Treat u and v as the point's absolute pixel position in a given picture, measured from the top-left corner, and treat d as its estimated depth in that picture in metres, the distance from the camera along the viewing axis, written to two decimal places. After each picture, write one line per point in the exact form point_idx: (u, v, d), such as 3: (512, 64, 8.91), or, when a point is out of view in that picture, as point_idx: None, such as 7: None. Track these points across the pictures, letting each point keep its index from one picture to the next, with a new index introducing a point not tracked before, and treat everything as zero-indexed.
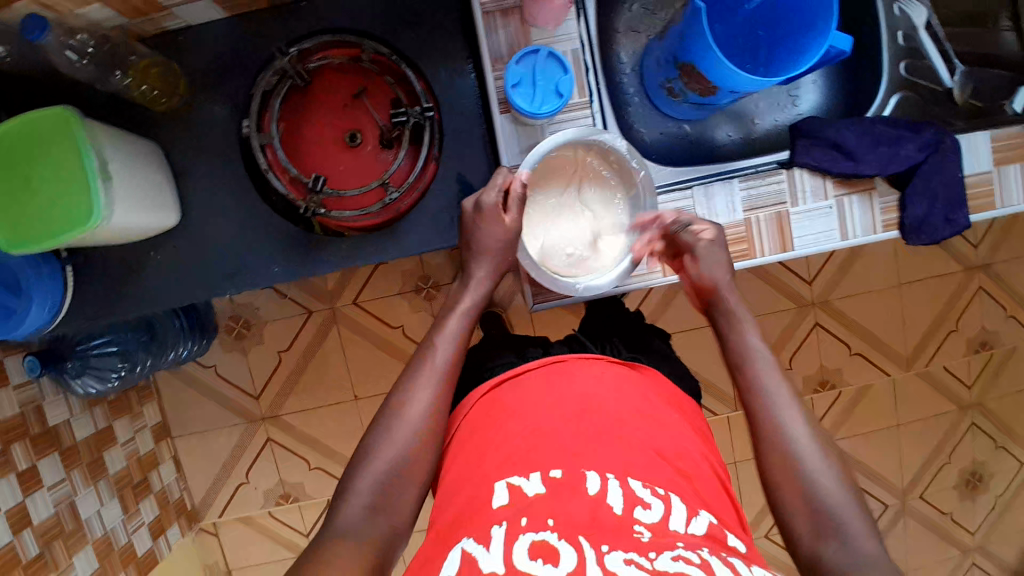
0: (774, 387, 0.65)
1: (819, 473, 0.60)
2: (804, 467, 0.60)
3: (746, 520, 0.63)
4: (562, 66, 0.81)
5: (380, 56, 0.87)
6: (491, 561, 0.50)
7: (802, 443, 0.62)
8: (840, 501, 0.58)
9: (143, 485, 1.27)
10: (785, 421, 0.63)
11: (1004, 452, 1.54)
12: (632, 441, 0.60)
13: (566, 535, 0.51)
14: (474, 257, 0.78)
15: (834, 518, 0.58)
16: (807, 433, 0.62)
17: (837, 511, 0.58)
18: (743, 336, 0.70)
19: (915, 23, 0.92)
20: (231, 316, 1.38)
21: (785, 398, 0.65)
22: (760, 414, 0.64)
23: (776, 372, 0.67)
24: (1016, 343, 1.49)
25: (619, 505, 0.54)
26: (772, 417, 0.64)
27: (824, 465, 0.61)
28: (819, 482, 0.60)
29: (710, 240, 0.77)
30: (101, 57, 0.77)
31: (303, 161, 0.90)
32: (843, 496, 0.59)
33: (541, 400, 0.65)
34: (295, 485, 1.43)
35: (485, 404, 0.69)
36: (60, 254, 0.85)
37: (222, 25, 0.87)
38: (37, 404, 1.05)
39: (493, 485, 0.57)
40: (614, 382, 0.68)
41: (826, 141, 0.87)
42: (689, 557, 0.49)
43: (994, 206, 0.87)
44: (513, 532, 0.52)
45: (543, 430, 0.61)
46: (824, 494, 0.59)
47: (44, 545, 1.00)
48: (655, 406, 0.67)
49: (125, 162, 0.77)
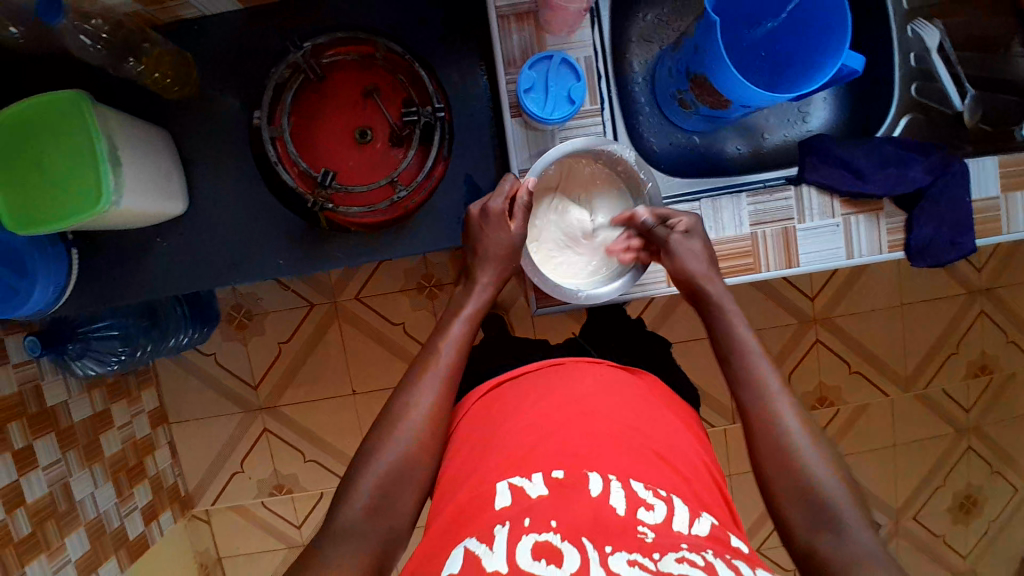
0: (767, 376, 0.66)
1: (814, 463, 0.60)
2: (800, 457, 0.61)
3: (740, 521, 0.63)
4: (575, 74, 0.81)
5: (393, 54, 0.88)
6: (494, 560, 0.49)
7: (796, 434, 0.62)
8: (835, 490, 0.59)
9: (137, 469, 1.27)
10: (778, 411, 0.63)
11: (1000, 477, 1.54)
12: (631, 443, 0.60)
13: (569, 537, 0.51)
14: (479, 262, 0.77)
15: (828, 507, 0.58)
16: (801, 424, 0.63)
17: (831, 502, 0.58)
18: (734, 327, 0.71)
19: (928, 46, 0.93)
20: (232, 306, 1.38)
21: (780, 386, 0.65)
22: (752, 406, 0.65)
23: (771, 365, 0.67)
24: (1016, 368, 1.49)
25: (621, 505, 0.54)
26: (767, 408, 0.64)
27: (820, 456, 0.61)
28: (814, 470, 0.60)
29: (683, 232, 0.77)
30: (114, 41, 0.78)
31: (313, 155, 0.90)
32: (837, 486, 0.59)
33: (541, 398, 0.65)
34: (289, 476, 1.43)
35: (483, 406, 0.69)
36: (67, 237, 0.85)
37: (237, 16, 0.87)
38: (36, 383, 1.05)
39: (496, 484, 0.57)
40: (614, 386, 0.68)
41: (834, 159, 0.87)
42: (694, 559, 0.49)
43: (1001, 231, 0.87)
44: (516, 532, 0.51)
45: (544, 429, 0.61)
46: (818, 485, 0.59)
47: (36, 524, 1.01)
48: (655, 410, 0.67)
49: (135, 149, 0.77)
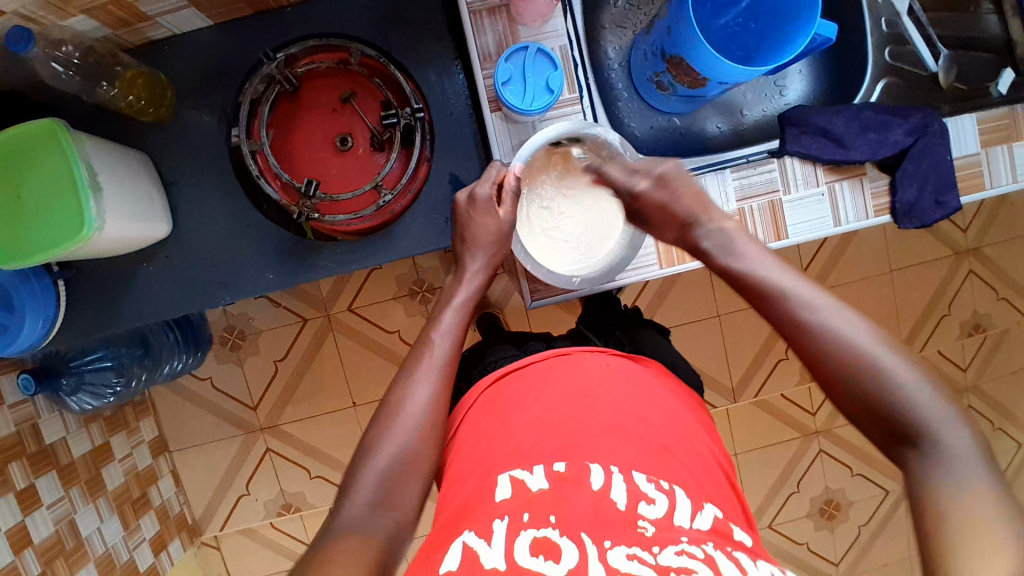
0: (800, 296, 0.60)
1: (875, 362, 0.54)
2: (871, 370, 0.54)
3: (751, 515, 0.63)
4: (552, 62, 0.80)
5: (368, 59, 0.88)
6: (492, 557, 0.49)
7: (860, 345, 0.55)
8: (917, 393, 0.52)
9: (142, 500, 1.26)
10: (814, 318, 0.58)
11: (1002, 433, 1.55)
12: (637, 435, 0.60)
13: (567, 532, 0.51)
14: (468, 249, 0.77)
15: (907, 407, 0.52)
16: (847, 324, 0.57)
17: (906, 400, 0.52)
18: (744, 255, 0.65)
19: (898, 10, 0.93)
20: (225, 327, 1.37)
21: (807, 290, 0.60)
22: (799, 333, 0.58)
23: (793, 274, 0.62)
24: (1009, 325, 1.51)
25: (622, 500, 0.54)
26: (812, 330, 0.57)
27: (894, 362, 0.54)
28: (891, 372, 0.53)
29: (655, 180, 0.75)
30: (86, 67, 0.77)
31: (294, 166, 0.90)
32: (915, 386, 0.53)
33: (557, 391, 0.65)
34: (296, 495, 1.42)
35: (488, 399, 0.68)
36: (52, 268, 0.84)
37: (207, 32, 0.86)
38: (33, 423, 1.04)
39: (496, 478, 0.58)
40: (619, 375, 0.68)
41: (813, 129, 0.88)
42: (693, 552, 0.49)
43: (984, 187, 0.88)
44: (515, 527, 0.52)
45: (559, 420, 0.61)
46: (894, 394, 0.53)
47: (45, 564, 0.99)
48: (660, 397, 0.67)
49: (115, 173, 0.76)
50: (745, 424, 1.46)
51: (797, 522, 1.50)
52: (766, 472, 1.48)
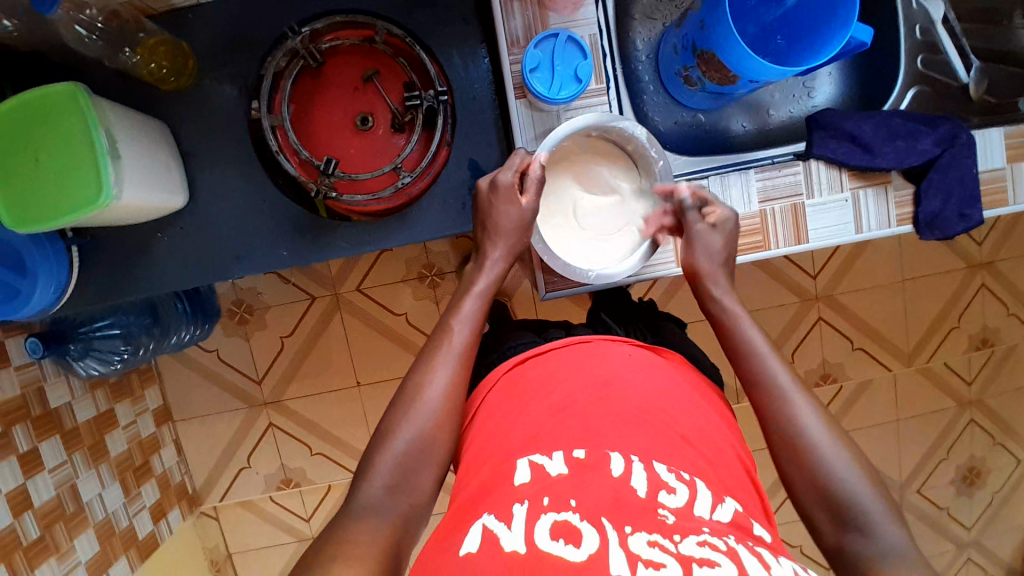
0: (780, 376, 0.65)
1: (832, 456, 0.60)
2: (819, 455, 0.60)
3: (770, 509, 0.63)
4: (581, 51, 0.79)
5: (393, 38, 0.87)
6: (512, 539, 0.49)
7: (818, 434, 0.61)
8: (858, 484, 0.58)
9: (143, 468, 1.27)
10: (792, 408, 0.63)
11: (1002, 448, 1.55)
12: (658, 422, 0.61)
13: (588, 517, 0.51)
14: (490, 238, 0.77)
15: (852, 504, 0.57)
16: (818, 422, 0.62)
17: (851, 496, 0.58)
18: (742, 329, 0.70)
19: (934, 17, 0.91)
20: (233, 301, 1.37)
21: (792, 383, 0.65)
22: (770, 408, 0.64)
23: (779, 361, 0.66)
24: (1017, 341, 1.50)
25: (642, 488, 0.54)
26: (783, 408, 0.63)
27: (840, 455, 0.60)
28: (838, 470, 0.59)
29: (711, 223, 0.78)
30: (110, 31, 0.77)
31: (313, 143, 0.89)
32: (857, 478, 0.59)
33: (576, 379, 0.66)
34: (296, 470, 1.43)
35: (508, 382, 0.70)
36: (66, 233, 0.84)
37: (232, 2, 0.85)
38: (38, 386, 1.04)
39: (516, 462, 0.58)
40: (640, 367, 0.68)
41: (843, 133, 0.86)
42: (716, 543, 0.49)
43: (1006, 203, 0.87)
44: (534, 511, 0.52)
45: (578, 407, 0.62)
46: (836, 478, 0.59)
47: (45, 528, 1.00)
48: (679, 388, 0.67)
49: (133, 141, 0.75)
50: (748, 426, 1.46)
51: (791, 525, 1.51)
52: (764, 474, 1.48)
